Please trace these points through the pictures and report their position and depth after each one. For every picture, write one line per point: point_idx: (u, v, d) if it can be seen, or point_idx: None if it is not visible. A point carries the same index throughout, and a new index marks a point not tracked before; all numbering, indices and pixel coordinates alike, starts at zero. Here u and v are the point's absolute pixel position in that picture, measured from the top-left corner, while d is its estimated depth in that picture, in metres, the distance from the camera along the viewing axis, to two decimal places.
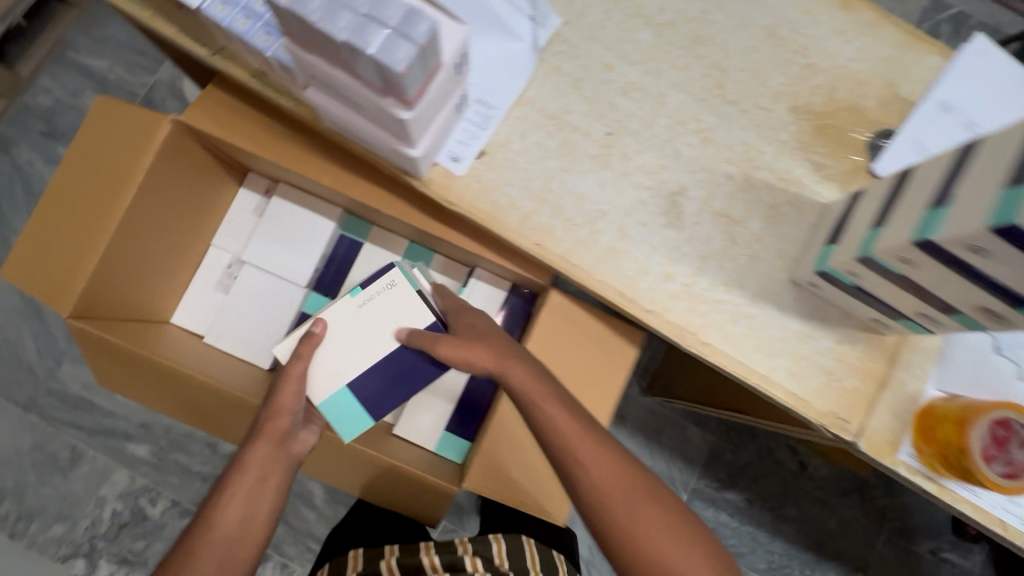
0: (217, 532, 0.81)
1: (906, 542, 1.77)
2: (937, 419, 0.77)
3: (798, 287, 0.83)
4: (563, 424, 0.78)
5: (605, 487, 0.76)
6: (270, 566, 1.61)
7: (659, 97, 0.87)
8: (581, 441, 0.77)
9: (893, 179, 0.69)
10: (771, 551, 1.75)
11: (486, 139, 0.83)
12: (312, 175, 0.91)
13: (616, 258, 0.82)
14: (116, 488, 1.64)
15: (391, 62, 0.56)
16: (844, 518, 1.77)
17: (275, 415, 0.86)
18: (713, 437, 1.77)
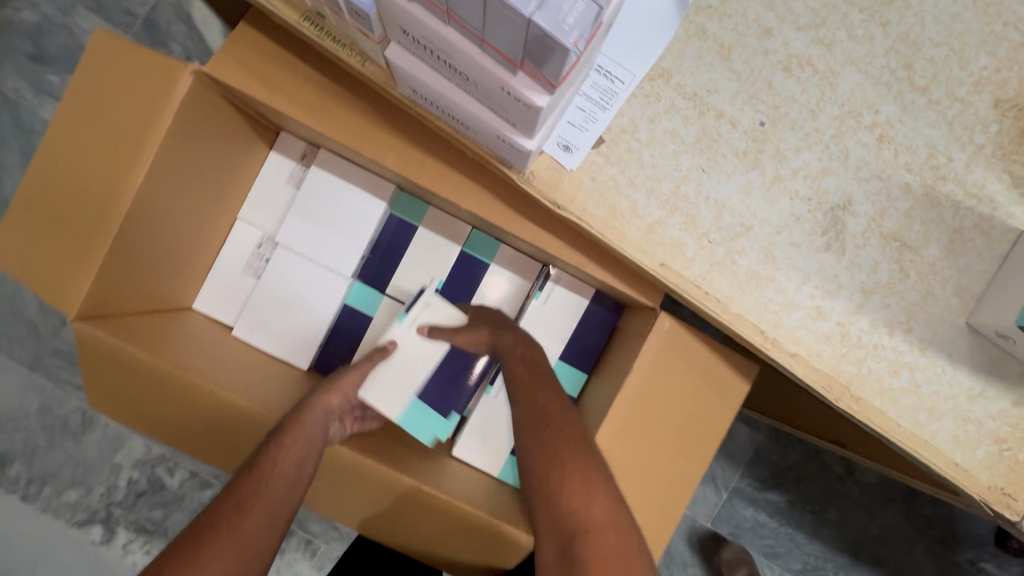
0: (247, 505, 0.68)
1: (947, 552, 1.52)
2: None
3: (975, 334, 0.67)
4: (516, 365, 0.78)
5: (530, 418, 0.72)
6: (293, 541, 1.46)
7: (829, 77, 0.67)
8: (523, 380, 0.76)
9: None
10: (807, 553, 1.55)
11: (606, 123, 0.64)
12: (370, 153, 0.73)
13: (759, 287, 0.66)
14: (131, 456, 1.47)
15: (558, 33, 0.37)
16: (889, 524, 1.54)
17: (332, 392, 0.80)
18: (761, 436, 1.53)
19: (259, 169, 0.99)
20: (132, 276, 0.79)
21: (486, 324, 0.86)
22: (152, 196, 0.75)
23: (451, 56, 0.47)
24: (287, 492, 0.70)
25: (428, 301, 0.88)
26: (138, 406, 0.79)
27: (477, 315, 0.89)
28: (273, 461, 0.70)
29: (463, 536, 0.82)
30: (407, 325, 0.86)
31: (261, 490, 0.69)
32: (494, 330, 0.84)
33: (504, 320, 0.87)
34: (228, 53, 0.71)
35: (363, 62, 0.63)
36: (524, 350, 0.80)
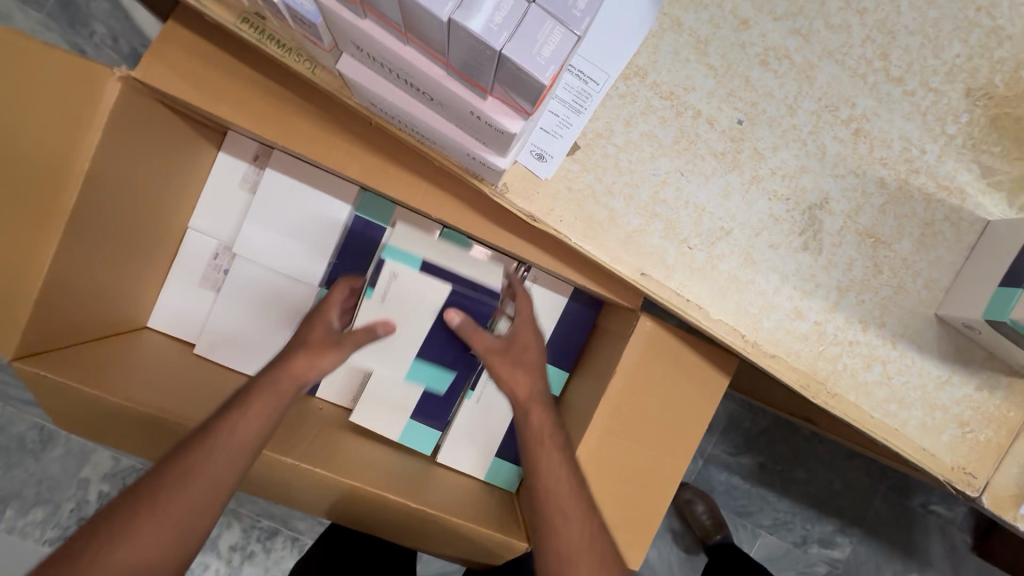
0: (146, 529, 0.59)
1: (901, 497, 1.53)
2: None
3: (944, 325, 0.69)
4: (554, 476, 0.70)
5: (570, 547, 0.68)
6: (280, 540, 1.31)
7: (807, 70, 0.64)
8: (559, 476, 0.71)
9: None
10: (777, 509, 1.53)
11: (581, 128, 0.61)
12: (332, 161, 0.67)
13: (738, 291, 0.65)
14: (99, 469, 1.40)
15: (535, 68, 0.34)
16: (850, 476, 1.53)
17: (255, 397, 0.68)
18: (732, 404, 1.51)
19: (207, 174, 0.91)
20: (77, 305, 0.72)
21: (524, 372, 0.76)
22: (91, 217, 0.68)
23: (415, 78, 0.43)
24: (200, 509, 0.62)
25: (394, 274, 0.74)
26: (114, 426, 0.79)
27: (518, 341, 0.78)
28: (237, 418, 0.66)
29: (448, 537, 0.83)
30: (380, 301, 0.75)
31: (198, 480, 0.62)
32: (527, 404, 0.75)
33: (538, 370, 0.78)
34: (158, 57, 0.63)
35: (314, 70, 0.57)
36: (556, 446, 0.73)
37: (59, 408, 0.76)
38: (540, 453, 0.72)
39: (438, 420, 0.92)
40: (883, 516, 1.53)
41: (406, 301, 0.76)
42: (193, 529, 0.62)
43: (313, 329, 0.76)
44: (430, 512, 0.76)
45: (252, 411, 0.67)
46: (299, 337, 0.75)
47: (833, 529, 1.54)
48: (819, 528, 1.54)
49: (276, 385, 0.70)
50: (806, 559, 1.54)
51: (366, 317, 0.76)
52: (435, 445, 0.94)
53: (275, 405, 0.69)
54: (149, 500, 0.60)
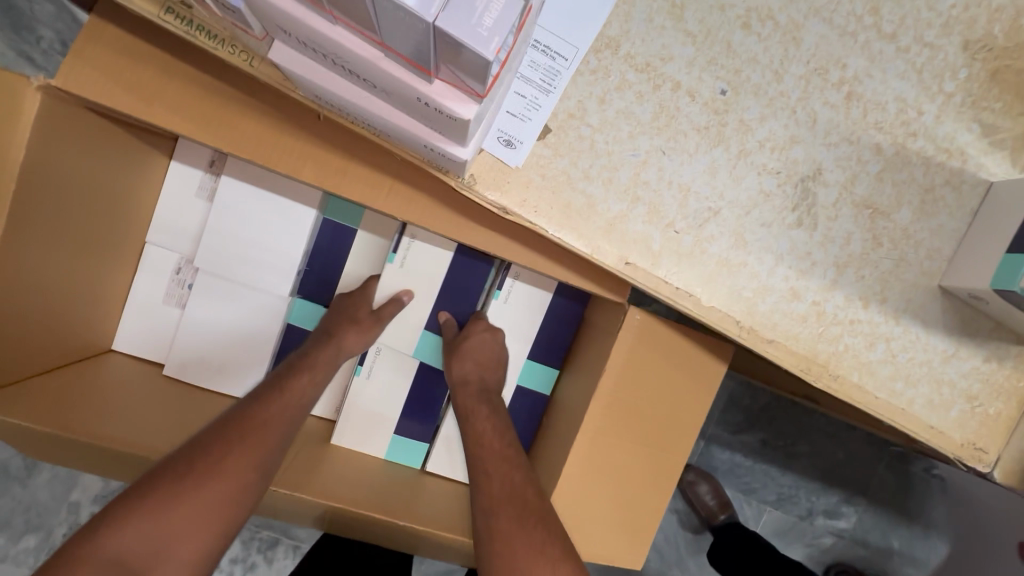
0: (205, 490, 0.59)
1: (906, 465, 1.51)
2: None
3: (949, 296, 0.65)
4: (477, 421, 0.77)
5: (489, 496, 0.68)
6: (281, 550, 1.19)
7: (793, 31, 0.59)
8: (477, 417, 0.77)
9: None
10: (780, 483, 1.52)
11: (551, 109, 0.56)
12: (285, 162, 0.61)
13: (730, 275, 0.61)
14: (89, 491, 1.28)
15: (475, 41, 0.29)
16: (853, 447, 1.52)
17: (297, 374, 0.73)
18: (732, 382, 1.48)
19: (162, 184, 0.85)
20: (25, 335, 0.67)
21: (468, 359, 0.80)
22: (30, 239, 0.63)
23: (351, 63, 0.38)
24: (259, 473, 0.63)
25: (412, 237, 0.82)
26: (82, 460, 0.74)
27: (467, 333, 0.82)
28: (303, 382, 0.73)
29: (433, 545, 0.80)
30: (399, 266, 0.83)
31: (272, 428, 0.66)
32: (460, 387, 0.80)
33: (489, 362, 0.82)
34: (82, 58, 0.57)
35: (252, 62, 0.51)
36: (493, 416, 0.78)
37: (18, 446, 0.71)
38: (472, 424, 0.77)
39: (423, 432, 0.88)
40: (888, 484, 1.52)
41: (425, 271, 0.84)
42: (253, 493, 0.62)
43: (357, 308, 0.81)
44: (392, 492, 0.78)
45: (299, 386, 0.72)
46: (347, 315, 0.80)
47: (838, 500, 1.52)
48: (824, 500, 1.52)
49: (319, 363, 0.76)
50: (811, 531, 1.53)
51: (389, 284, 0.84)
52: (424, 459, 0.90)
53: (318, 383, 0.74)
54: (209, 461, 0.60)
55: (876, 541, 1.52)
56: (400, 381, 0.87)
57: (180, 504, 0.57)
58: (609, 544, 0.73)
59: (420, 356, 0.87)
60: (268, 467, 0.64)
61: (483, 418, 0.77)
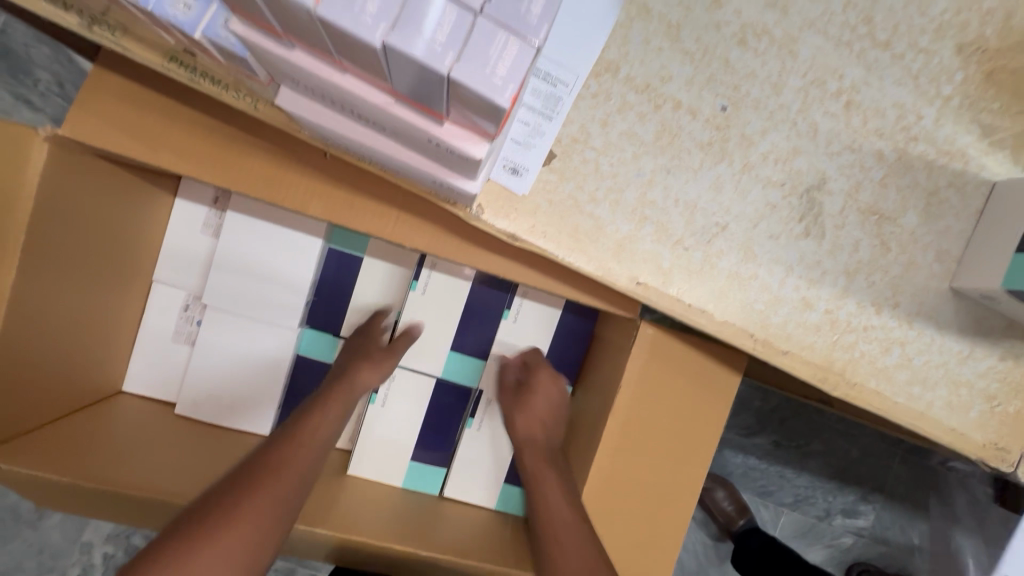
0: (221, 537, 0.53)
1: (922, 459, 1.50)
2: None
3: (960, 297, 0.65)
4: (542, 478, 0.72)
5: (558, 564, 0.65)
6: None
7: (789, 44, 0.60)
8: (538, 474, 0.72)
9: None
10: (796, 485, 1.51)
11: (555, 134, 0.57)
12: (292, 200, 0.62)
13: (741, 288, 0.61)
14: (101, 530, 1.24)
15: (491, 89, 0.29)
16: (866, 444, 1.51)
17: (319, 410, 0.70)
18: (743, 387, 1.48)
19: (168, 222, 0.86)
20: (34, 386, 0.66)
21: (533, 412, 0.78)
22: (40, 288, 0.63)
23: (362, 109, 0.38)
24: (282, 511, 0.58)
25: (433, 267, 0.82)
26: (100, 509, 0.74)
27: (534, 387, 0.80)
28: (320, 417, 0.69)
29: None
30: (422, 294, 0.82)
31: (294, 464, 0.62)
32: (524, 445, 0.76)
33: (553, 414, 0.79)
34: (86, 108, 0.58)
35: (257, 106, 0.51)
36: (550, 468, 0.73)
37: (32, 497, 0.70)
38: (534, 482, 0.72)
39: (439, 456, 0.88)
40: (904, 480, 1.50)
41: (444, 301, 0.83)
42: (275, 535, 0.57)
43: (372, 346, 0.81)
44: (417, 531, 0.75)
45: (322, 421, 0.69)
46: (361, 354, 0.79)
47: (855, 499, 1.51)
48: (841, 498, 1.51)
49: (337, 399, 0.72)
50: (830, 531, 1.51)
51: (409, 312, 0.83)
52: (441, 484, 0.89)
53: (338, 419, 0.71)
54: (227, 510, 0.55)
55: (896, 538, 1.51)
56: (415, 406, 0.86)
57: (197, 559, 0.51)
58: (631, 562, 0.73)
59: (443, 376, 0.86)
60: (290, 506, 0.59)
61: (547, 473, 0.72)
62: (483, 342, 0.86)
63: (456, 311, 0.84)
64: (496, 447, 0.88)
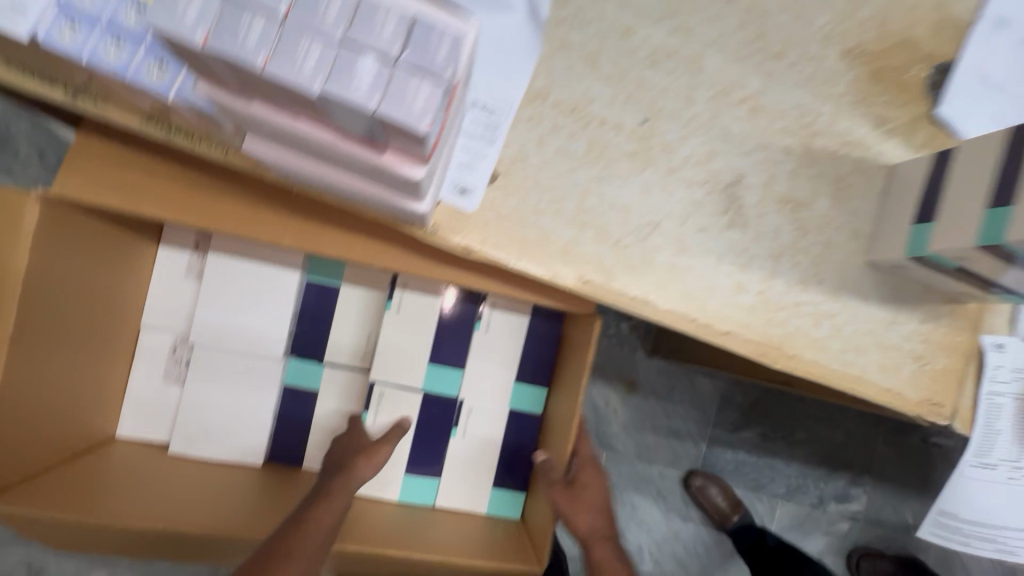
0: None
1: (903, 438, 1.56)
2: None
3: (878, 270, 0.72)
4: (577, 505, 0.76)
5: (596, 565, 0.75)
6: None
7: (695, 62, 0.68)
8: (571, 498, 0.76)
9: (1003, 149, 0.58)
10: (787, 475, 1.54)
11: (496, 157, 0.64)
12: (267, 236, 0.68)
13: (679, 278, 0.68)
14: None
15: (412, 117, 0.35)
16: (850, 428, 1.55)
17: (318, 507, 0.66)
18: (724, 382, 1.51)
19: (152, 271, 0.91)
20: (30, 437, 0.70)
21: (591, 512, 0.77)
22: (35, 339, 0.67)
23: (314, 145, 0.44)
24: None
25: (405, 285, 0.86)
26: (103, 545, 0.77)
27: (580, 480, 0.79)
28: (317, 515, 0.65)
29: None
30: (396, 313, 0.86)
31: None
32: (589, 539, 0.76)
33: (603, 510, 0.78)
34: (74, 170, 0.64)
35: (227, 153, 0.56)
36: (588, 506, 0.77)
37: (39, 537, 0.74)
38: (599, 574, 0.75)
39: (430, 467, 0.90)
40: (890, 459, 1.55)
41: (419, 317, 0.87)
42: None
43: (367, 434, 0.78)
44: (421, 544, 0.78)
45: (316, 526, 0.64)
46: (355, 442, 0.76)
47: (845, 483, 1.55)
48: (831, 484, 1.55)
49: (333, 500, 0.67)
50: (827, 518, 1.54)
51: (386, 330, 0.86)
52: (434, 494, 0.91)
53: (335, 514, 0.66)
54: None
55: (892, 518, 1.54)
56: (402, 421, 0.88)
57: None
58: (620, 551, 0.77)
59: (427, 389, 0.88)
60: None
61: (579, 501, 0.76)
62: (461, 354, 0.89)
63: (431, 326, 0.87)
64: (483, 452, 0.91)
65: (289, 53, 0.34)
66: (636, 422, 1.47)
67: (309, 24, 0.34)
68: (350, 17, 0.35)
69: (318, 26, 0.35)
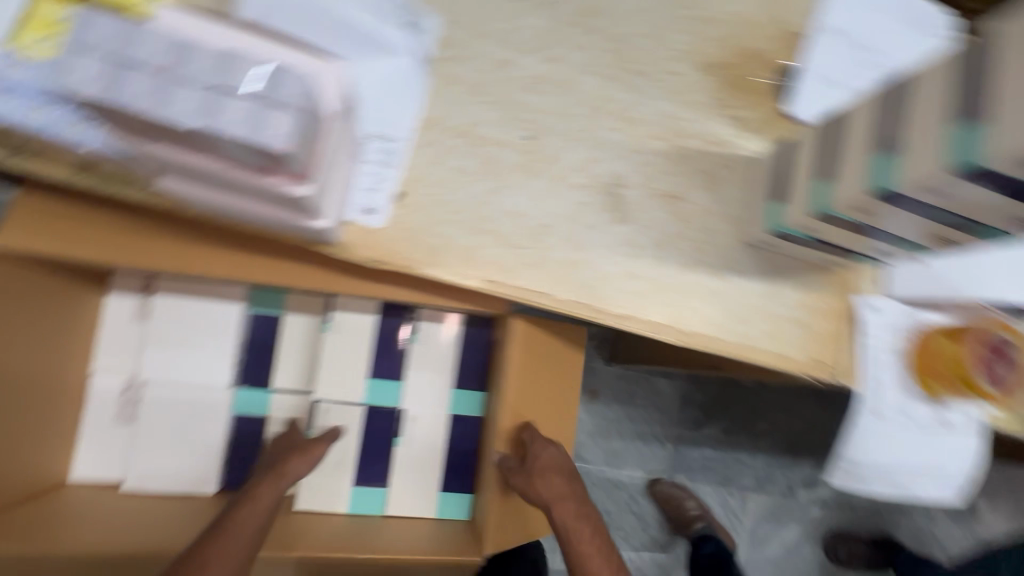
0: None
1: None
2: (941, 361, 0.80)
3: (754, 248, 0.81)
4: (544, 475, 0.81)
5: (566, 525, 0.82)
6: None
7: (569, 84, 0.79)
8: (537, 468, 0.81)
9: (820, 130, 0.67)
10: (754, 467, 1.60)
11: (397, 178, 0.72)
12: (198, 267, 0.74)
13: (574, 270, 0.76)
14: None
15: (268, 141, 0.43)
16: (809, 416, 1.61)
17: (244, 505, 0.75)
18: (681, 382, 1.58)
19: (101, 318, 0.96)
20: None
21: (548, 478, 0.81)
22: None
23: (212, 176, 0.52)
24: None
25: (340, 307, 0.93)
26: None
27: (536, 452, 0.83)
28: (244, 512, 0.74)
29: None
30: (334, 332, 0.93)
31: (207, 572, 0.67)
32: (552, 502, 0.81)
33: (562, 473, 0.83)
34: (11, 223, 0.69)
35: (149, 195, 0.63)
36: (555, 469, 0.82)
37: None
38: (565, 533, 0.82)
39: (377, 477, 0.95)
40: None
41: (356, 335, 0.95)
42: None
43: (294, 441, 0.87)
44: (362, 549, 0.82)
45: (242, 524, 0.72)
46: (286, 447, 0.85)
47: (811, 470, 1.62)
48: (798, 472, 1.61)
49: (261, 497, 0.76)
50: (797, 505, 1.62)
51: (326, 349, 0.94)
52: (384, 503, 0.95)
53: (259, 516, 0.74)
54: None
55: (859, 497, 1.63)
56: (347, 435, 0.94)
57: None
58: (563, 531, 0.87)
59: (368, 402, 0.95)
60: None
61: (546, 470, 0.82)
62: (398, 365, 0.96)
63: (365, 341, 0.95)
64: (428, 458, 0.96)
65: (165, 97, 0.43)
66: (601, 429, 1.54)
67: (184, 78, 0.43)
68: (215, 72, 0.44)
69: (192, 78, 0.43)
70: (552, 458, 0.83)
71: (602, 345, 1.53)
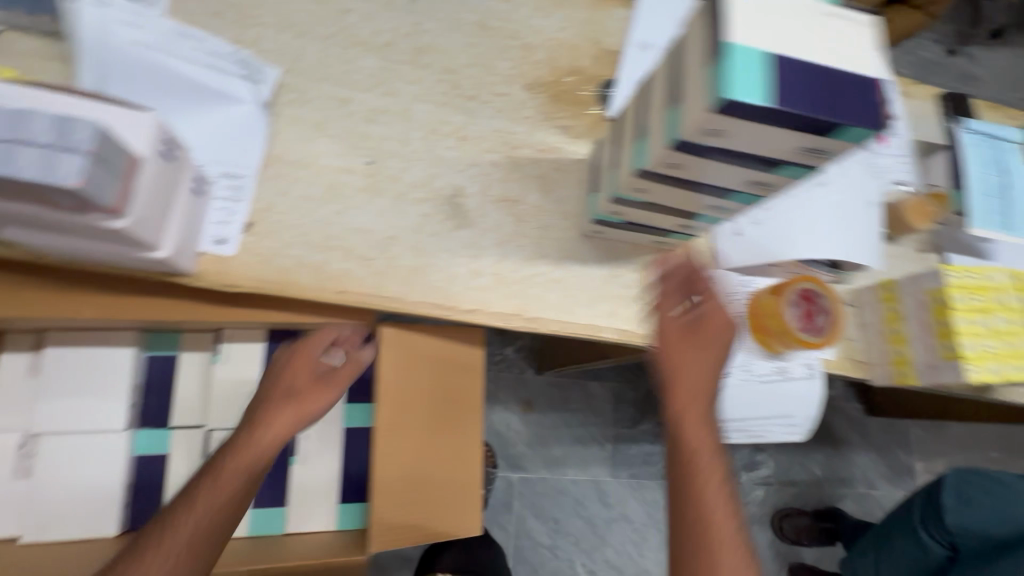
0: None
1: None
2: (766, 318, 0.81)
3: (589, 238, 0.83)
4: (691, 364, 0.68)
5: (699, 452, 0.65)
6: None
7: (403, 113, 0.80)
8: (671, 347, 0.68)
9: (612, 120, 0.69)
10: None
11: (246, 211, 0.72)
12: (67, 312, 0.70)
13: (420, 276, 0.76)
14: None
15: (59, 177, 0.48)
16: None
17: (208, 482, 0.69)
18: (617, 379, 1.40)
19: None
20: None
21: (698, 359, 0.68)
22: None
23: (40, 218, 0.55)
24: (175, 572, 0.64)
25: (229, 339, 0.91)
26: None
27: (711, 328, 0.68)
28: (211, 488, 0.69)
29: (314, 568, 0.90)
30: (223, 364, 0.91)
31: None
32: (684, 417, 0.67)
33: (709, 380, 0.68)
34: None
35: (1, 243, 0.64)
36: (691, 347, 0.68)
37: None
38: (691, 466, 0.65)
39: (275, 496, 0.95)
40: None
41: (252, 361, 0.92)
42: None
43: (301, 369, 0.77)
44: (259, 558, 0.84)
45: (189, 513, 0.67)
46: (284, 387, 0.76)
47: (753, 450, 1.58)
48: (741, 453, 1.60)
49: (231, 465, 0.70)
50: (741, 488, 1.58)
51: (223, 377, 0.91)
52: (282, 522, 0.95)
53: (240, 476, 0.70)
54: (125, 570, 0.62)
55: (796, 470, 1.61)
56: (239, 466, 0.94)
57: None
58: (467, 521, 0.83)
59: None
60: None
61: (683, 350, 0.68)
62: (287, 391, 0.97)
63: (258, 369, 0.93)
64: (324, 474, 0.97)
65: None
66: (536, 439, 1.33)
67: None
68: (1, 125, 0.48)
69: None
70: (717, 328, 0.68)
71: (529, 354, 1.37)
